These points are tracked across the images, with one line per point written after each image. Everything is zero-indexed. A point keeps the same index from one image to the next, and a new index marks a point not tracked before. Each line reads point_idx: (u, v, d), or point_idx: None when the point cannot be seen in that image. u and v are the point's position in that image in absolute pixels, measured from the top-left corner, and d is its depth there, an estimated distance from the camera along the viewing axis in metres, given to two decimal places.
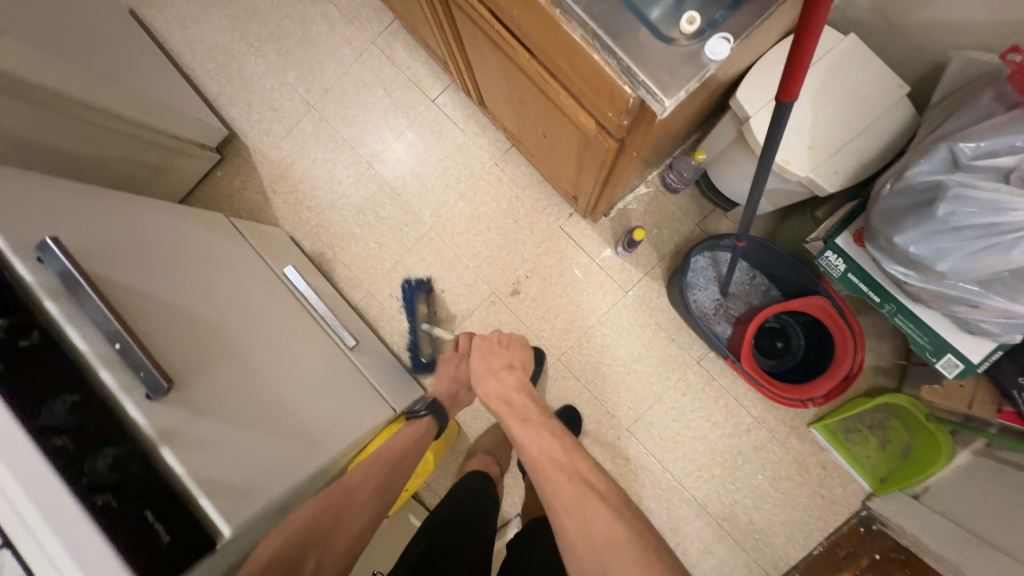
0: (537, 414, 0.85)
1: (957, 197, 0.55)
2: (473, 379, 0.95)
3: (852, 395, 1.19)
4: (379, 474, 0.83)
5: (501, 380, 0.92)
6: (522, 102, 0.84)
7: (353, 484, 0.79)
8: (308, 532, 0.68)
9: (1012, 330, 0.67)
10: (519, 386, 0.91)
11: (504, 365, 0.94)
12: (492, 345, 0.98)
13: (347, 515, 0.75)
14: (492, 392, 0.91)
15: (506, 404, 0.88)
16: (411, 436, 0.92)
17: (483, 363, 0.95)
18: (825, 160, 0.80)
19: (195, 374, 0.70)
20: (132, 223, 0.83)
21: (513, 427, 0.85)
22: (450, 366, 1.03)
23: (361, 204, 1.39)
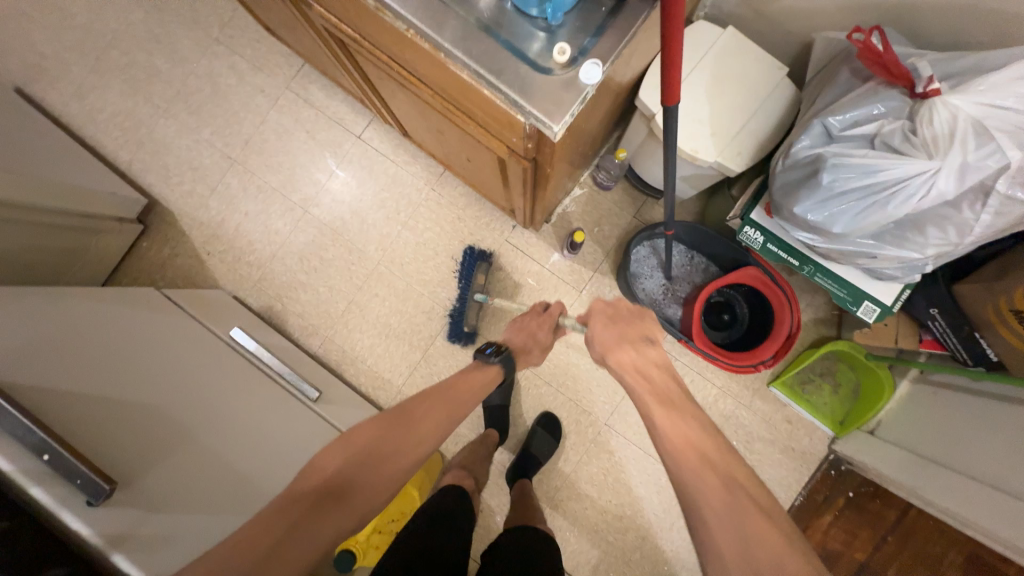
0: (687, 405, 0.66)
1: (836, 166, 0.61)
2: (598, 349, 0.77)
3: (800, 349, 1.27)
4: (445, 418, 0.73)
5: (640, 352, 0.73)
6: (440, 131, 0.85)
7: (418, 417, 0.71)
8: (362, 456, 0.64)
9: (911, 272, 0.75)
10: (663, 365, 0.72)
11: (646, 341, 0.75)
12: (624, 317, 0.79)
13: (408, 439, 0.68)
14: (626, 363, 0.72)
15: (646, 382, 0.69)
16: (480, 382, 0.82)
17: (616, 336, 0.76)
18: (728, 144, 0.86)
19: (141, 468, 0.67)
20: (47, 321, 0.77)
21: (654, 413, 0.65)
22: (536, 322, 0.92)
23: (303, 250, 1.36)
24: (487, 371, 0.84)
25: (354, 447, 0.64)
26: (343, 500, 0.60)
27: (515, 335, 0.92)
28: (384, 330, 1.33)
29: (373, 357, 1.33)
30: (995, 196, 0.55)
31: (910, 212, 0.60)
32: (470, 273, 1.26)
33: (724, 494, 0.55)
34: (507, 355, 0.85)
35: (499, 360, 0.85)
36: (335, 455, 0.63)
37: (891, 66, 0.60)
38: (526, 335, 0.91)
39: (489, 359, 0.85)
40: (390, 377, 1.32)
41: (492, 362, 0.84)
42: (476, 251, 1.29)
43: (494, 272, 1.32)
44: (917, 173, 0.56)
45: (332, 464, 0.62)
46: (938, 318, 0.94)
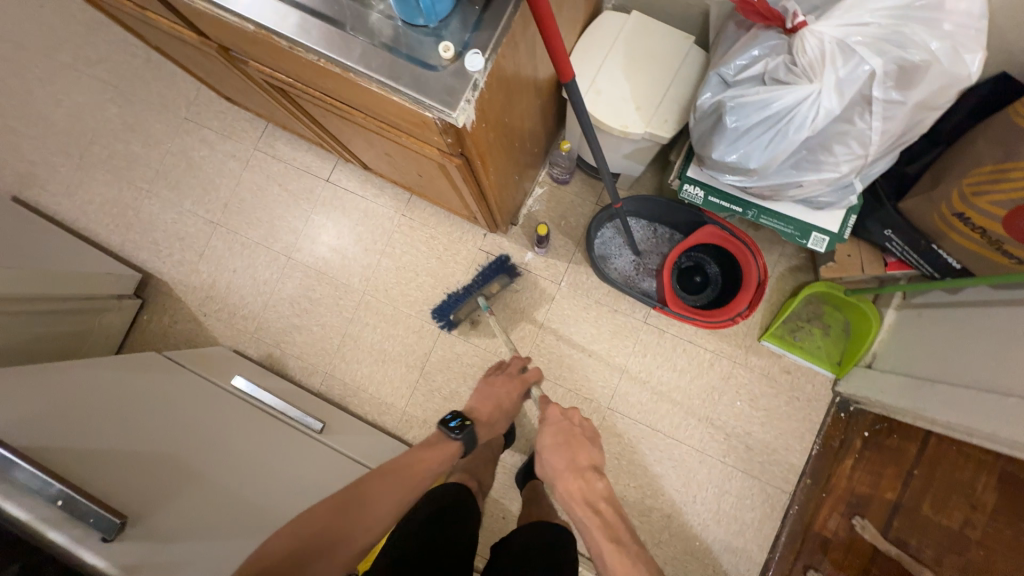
0: (627, 538, 0.75)
1: (735, 108, 0.67)
2: (550, 472, 0.82)
3: (782, 298, 1.28)
4: (395, 494, 0.76)
5: (587, 482, 0.80)
6: (388, 154, 0.92)
7: (372, 494, 0.74)
8: (306, 540, 0.67)
9: (846, 194, 0.78)
10: (608, 494, 0.80)
11: (591, 465, 0.82)
12: (574, 435, 0.85)
13: (360, 519, 0.71)
14: (575, 492, 0.79)
15: (595, 513, 0.77)
16: (437, 460, 0.82)
17: (566, 461, 0.82)
18: (653, 113, 0.92)
19: (153, 507, 0.71)
20: (55, 390, 0.83)
21: (602, 545, 0.74)
22: (506, 392, 0.97)
23: (292, 295, 1.42)
24: (447, 447, 0.85)
25: (300, 529, 0.68)
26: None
27: (483, 405, 0.95)
28: (380, 356, 1.38)
29: (373, 384, 1.37)
30: (876, 102, 0.61)
31: (811, 134, 0.65)
32: (487, 277, 1.32)
33: None
34: (471, 430, 0.86)
35: (461, 437, 0.85)
36: (282, 541, 0.66)
37: (763, 11, 0.64)
38: (495, 402, 0.96)
39: (452, 435, 0.85)
40: (392, 400, 1.35)
41: (453, 438, 0.85)
42: (507, 264, 1.36)
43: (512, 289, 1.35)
44: (804, 97, 0.62)
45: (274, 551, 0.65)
46: (894, 239, 0.96)
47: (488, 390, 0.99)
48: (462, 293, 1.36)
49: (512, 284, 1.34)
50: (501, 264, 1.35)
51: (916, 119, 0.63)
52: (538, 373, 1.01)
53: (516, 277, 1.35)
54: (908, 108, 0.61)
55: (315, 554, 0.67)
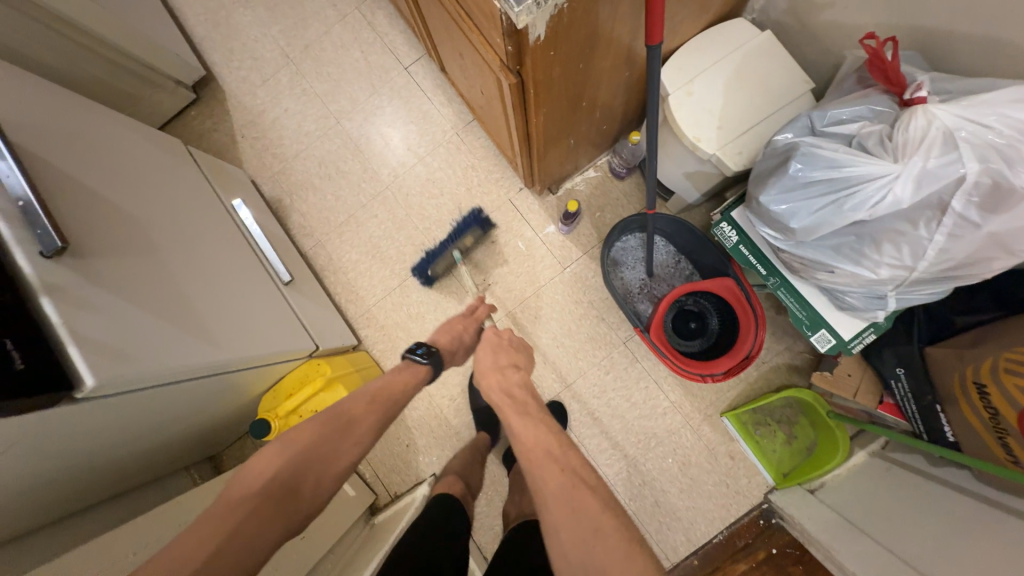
0: (538, 410, 0.76)
1: (806, 156, 0.63)
2: (477, 371, 0.86)
3: (764, 389, 1.22)
4: (375, 415, 0.80)
5: (504, 375, 0.83)
6: (459, 54, 0.90)
7: (355, 420, 0.78)
8: (294, 462, 0.71)
9: (876, 307, 0.72)
10: (526, 385, 0.82)
11: (511, 366, 0.85)
12: (503, 345, 0.90)
13: (346, 438, 0.76)
14: (493, 383, 0.82)
15: (508, 397, 0.79)
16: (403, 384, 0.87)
17: (491, 361, 0.86)
18: (732, 141, 0.86)
19: (101, 253, 0.72)
20: (81, 121, 0.87)
21: (512, 421, 0.74)
22: (461, 324, 1.02)
23: (323, 157, 1.44)
24: (416, 370, 0.90)
25: (290, 453, 0.72)
26: (292, 497, 0.70)
27: (441, 336, 0.98)
28: (373, 251, 1.39)
29: (354, 272, 1.38)
30: (950, 215, 0.57)
31: (866, 218, 0.61)
32: (462, 230, 1.29)
33: (562, 477, 0.64)
34: (436, 355, 0.91)
35: (428, 360, 0.91)
36: (274, 461, 0.71)
37: (890, 72, 0.60)
38: (454, 333, 1.00)
39: (418, 360, 0.91)
40: (364, 294, 1.37)
41: (420, 363, 0.90)
42: (483, 217, 1.32)
43: (487, 244, 1.34)
44: (880, 174, 0.58)
45: (266, 470, 0.70)
46: (902, 380, 0.91)
47: (446, 324, 1.02)
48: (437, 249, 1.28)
49: (487, 237, 1.33)
50: (476, 219, 1.31)
51: (982, 256, 0.58)
52: (485, 310, 1.08)
53: (491, 231, 1.33)
54: (981, 236, 0.56)
55: (304, 472, 0.71)
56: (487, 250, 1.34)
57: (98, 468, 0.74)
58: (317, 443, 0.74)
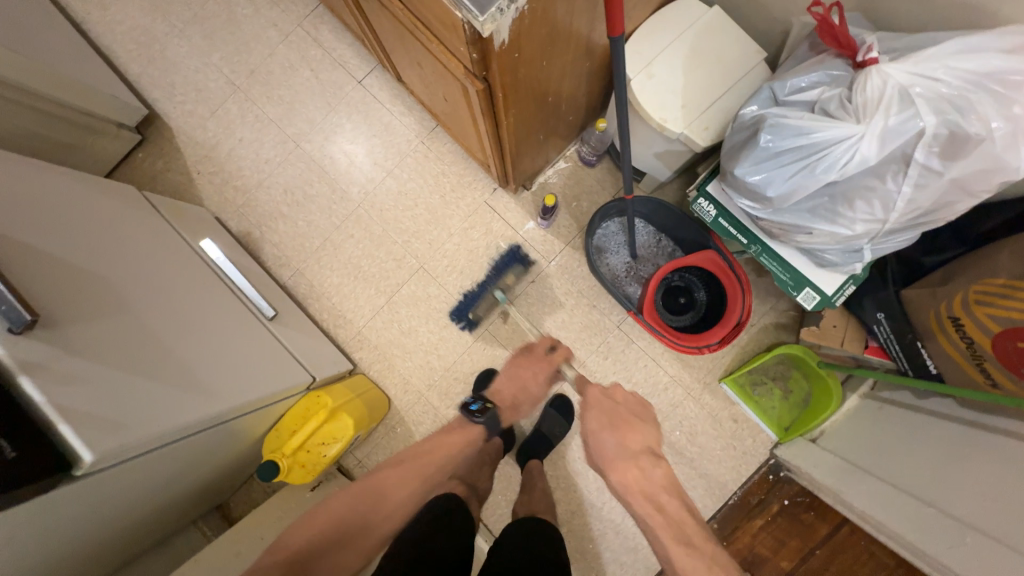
0: (694, 528, 0.76)
1: (774, 126, 0.65)
2: (605, 462, 0.84)
3: (755, 349, 1.27)
4: (418, 491, 0.91)
5: (642, 470, 0.81)
6: (418, 65, 0.89)
7: (389, 490, 0.89)
8: (330, 528, 0.79)
9: (854, 261, 0.75)
10: (667, 484, 0.81)
11: (646, 449, 0.83)
12: (620, 416, 0.88)
13: (379, 513, 0.85)
14: (633, 483, 0.80)
15: (657, 510, 0.78)
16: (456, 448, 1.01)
17: (617, 445, 0.84)
18: (697, 117, 0.88)
19: (74, 319, 0.68)
20: (26, 182, 0.82)
21: (668, 547, 0.74)
22: (529, 373, 1.07)
23: (288, 183, 1.39)
24: (468, 431, 1.02)
25: (321, 525, 0.79)
26: None
27: (507, 387, 1.08)
28: (354, 271, 1.36)
29: (338, 296, 1.35)
30: (914, 165, 0.60)
31: (837, 179, 0.64)
32: (501, 270, 1.32)
33: None
34: (489, 414, 1.01)
35: (484, 420, 1.02)
36: (310, 528, 0.78)
37: (840, 36, 0.62)
38: (518, 382, 1.08)
39: (474, 416, 1.01)
40: (351, 317, 1.35)
41: (475, 424, 1.02)
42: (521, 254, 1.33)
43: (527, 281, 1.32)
44: (845, 136, 0.60)
45: None
46: (883, 323, 0.95)
47: (515, 367, 1.09)
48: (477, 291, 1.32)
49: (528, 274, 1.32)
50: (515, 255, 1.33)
51: (946, 201, 0.62)
52: (564, 351, 1.05)
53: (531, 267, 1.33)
54: (944, 182, 0.60)
55: (342, 538, 0.78)
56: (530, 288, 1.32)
57: (104, 541, 0.71)
58: None
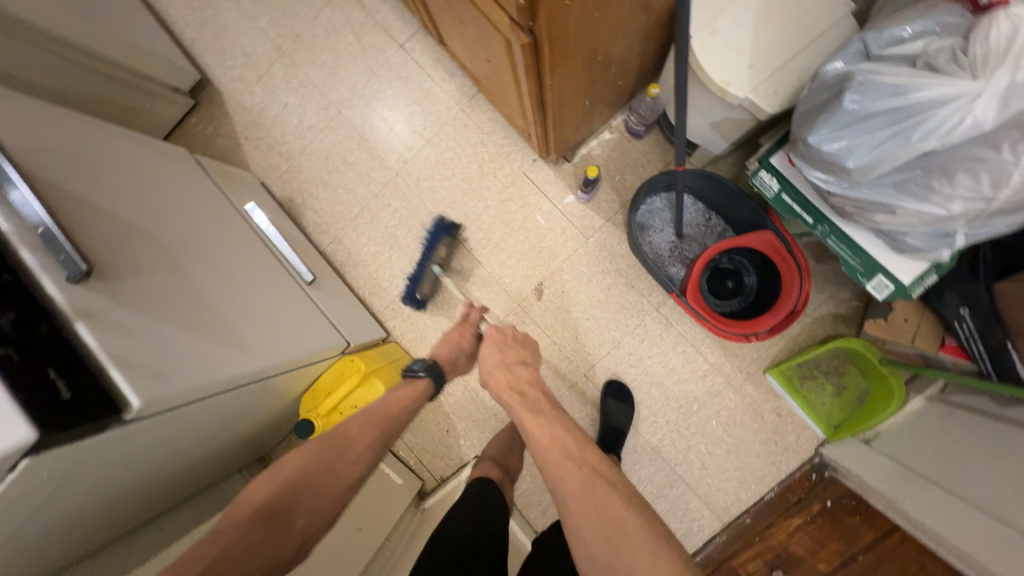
0: (551, 408, 0.77)
1: (863, 85, 0.57)
2: (481, 373, 0.86)
3: (807, 341, 1.18)
4: (372, 439, 0.79)
5: (513, 373, 0.83)
6: (460, 19, 0.83)
7: (354, 435, 0.78)
8: (296, 481, 0.70)
9: (942, 247, 0.66)
10: (534, 381, 0.83)
11: (518, 361, 0.86)
12: (508, 343, 0.90)
13: (346, 455, 0.75)
14: (503, 383, 0.82)
15: (518, 394, 0.79)
16: (410, 399, 0.89)
17: (497, 362, 0.85)
18: (766, 81, 0.78)
19: (125, 272, 0.70)
20: (88, 140, 0.86)
21: (523, 419, 0.75)
22: (459, 333, 1.02)
23: (329, 150, 1.40)
24: (418, 385, 0.92)
25: (285, 479, 0.71)
26: (283, 521, 0.67)
27: (442, 349, 0.99)
28: (390, 241, 1.36)
29: (375, 265, 1.37)
30: None
31: (936, 147, 0.56)
32: (431, 244, 1.25)
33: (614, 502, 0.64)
34: (433, 365, 0.94)
35: (425, 374, 0.94)
36: (272, 481, 0.70)
37: None
38: (454, 345, 1.00)
39: (416, 377, 0.93)
40: (387, 286, 1.36)
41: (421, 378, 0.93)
42: (448, 224, 1.27)
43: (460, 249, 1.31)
44: (954, 96, 0.53)
45: (262, 492, 0.69)
46: (967, 319, 0.84)
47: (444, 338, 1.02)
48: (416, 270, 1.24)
49: (456, 241, 1.30)
50: (440, 229, 1.26)
51: None
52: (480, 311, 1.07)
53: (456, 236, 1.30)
54: None
55: (300, 497, 0.69)
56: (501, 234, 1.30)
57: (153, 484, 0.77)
58: (315, 461, 0.73)
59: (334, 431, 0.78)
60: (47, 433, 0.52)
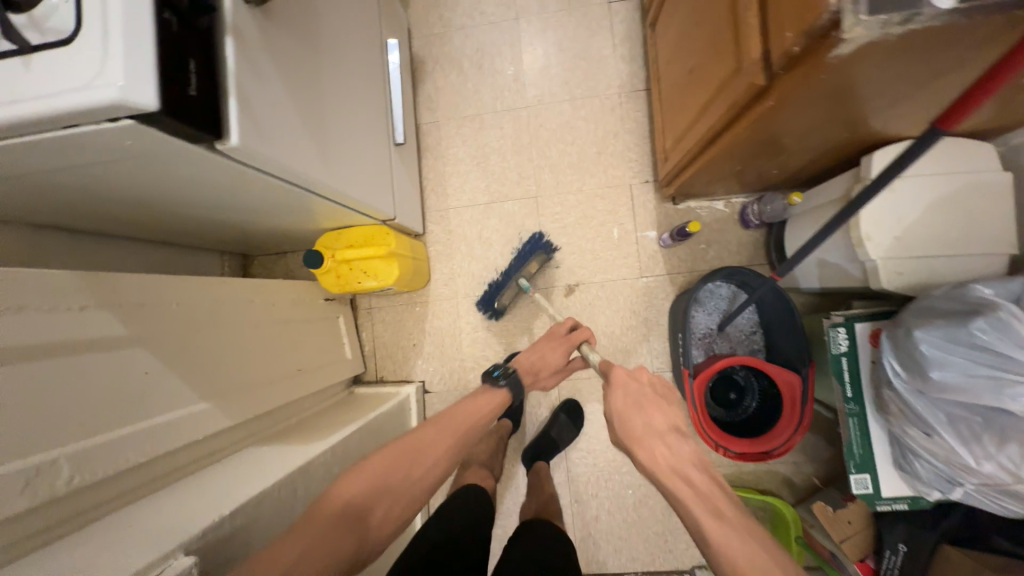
0: (730, 506, 0.63)
1: (999, 323, 0.57)
2: (622, 435, 0.75)
3: (746, 480, 1.23)
4: (450, 442, 0.79)
5: (666, 441, 0.71)
6: (699, 17, 0.81)
7: (426, 441, 0.76)
8: (380, 483, 0.68)
9: (939, 489, 0.70)
10: (697, 458, 0.69)
11: (671, 425, 0.73)
12: (648, 396, 0.77)
13: (415, 472, 0.72)
14: (660, 458, 0.69)
15: (672, 470, 0.68)
16: (484, 410, 0.88)
17: (649, 418, 0.74)
18: (899, 258, 0.80)
19: (281, 21, 0.67)
20: None
21: (698, 514, 0.62)
22: (557, 350, 0.99)
23: (484, 44, 1.36)
24: (495, 394, 0.91)
25: (368, 476, 0.68)
26: (360, 517, 0.64)
27: (530, 357, 0.99)
28: (479, 159, 1.35)
29: (453, 168, 1.36)
30: None
31: (1012, 410, 0.57)
32: (525, 257, 1.26)
33: None
34: (512, 375, 0.94)
35: (506, 384, 0.93)
36: (357, 480, 0.67)
37: None
38: (540, 360, 0.99)
39: (497, 386, 0.93)
40: (450, 193, 1.36)
41: (500, 387, 0.93)
42: (544, 242, 1.28)
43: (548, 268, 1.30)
44: None
45: (352, 487, 0.66)
46: (899, 554, 0.86)
47: (540, 351, 1.00)
48: (503, 279, 1.27)
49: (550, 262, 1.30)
50: (536, 243, 1.28)
51: None
52: (588, 332, 0.99)
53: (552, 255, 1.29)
54: None
55: (387, 494, 0.68)
56: (590, 242, 1.30)
57: (164, 201, 0.78)
58: (387, 467, 0.70)
59: (412, 437, 0.76)
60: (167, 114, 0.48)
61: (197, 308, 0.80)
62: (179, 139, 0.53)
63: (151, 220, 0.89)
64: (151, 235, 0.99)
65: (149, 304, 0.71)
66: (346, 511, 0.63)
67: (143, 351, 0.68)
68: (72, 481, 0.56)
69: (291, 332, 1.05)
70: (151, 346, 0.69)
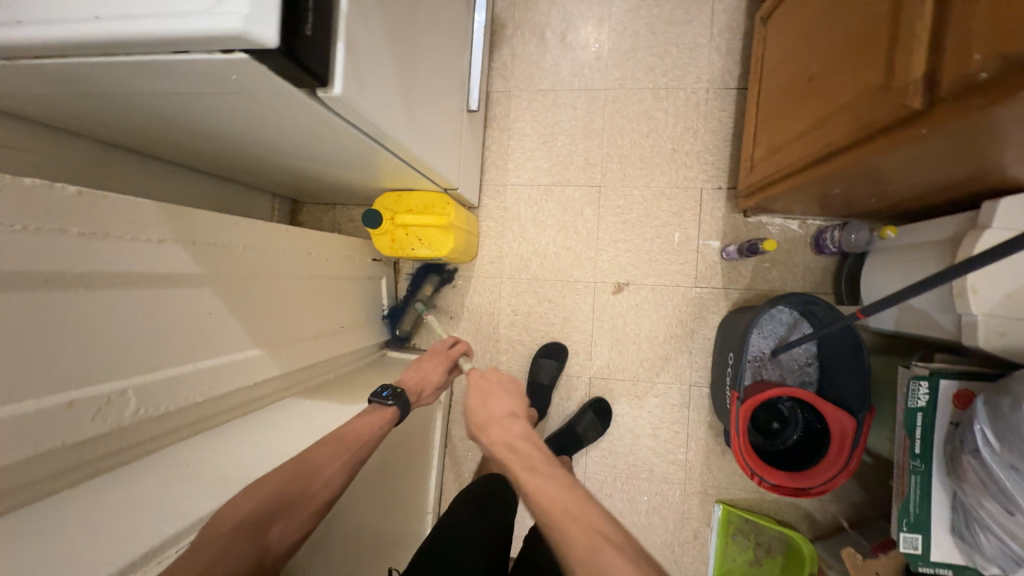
0: (551, 468, 0.68)
1: None
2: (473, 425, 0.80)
3: (767, 509, 1.21)
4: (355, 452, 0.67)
5: (505, 426, 0.77)
6: (836, 18, 0.73)
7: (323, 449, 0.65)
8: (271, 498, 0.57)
9: (1001, 565, 0.67)
10: (527, 433, 0.76)
11: (508, 412, 0.80)
12: (494, 390, 0.84)
13: (314, 482, 0.61)
14: (500, 437, 0.75)
15: (511, 450, 0.72)
16: (371, 427, 0.73)
17: (495, 410, 0.81)
18: (1005, 319, 0.73)
19: None
20: None
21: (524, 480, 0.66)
22: (433, 364, 0.93)
23: (571, 15, 1.28)
24: (382, 413, 0.76)
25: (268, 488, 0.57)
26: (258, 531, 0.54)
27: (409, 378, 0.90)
28: (546, 138, 1.29)
29: (518, 144, 1.30)
30: None
31: None
32: (419, 280, 1.31)
33: None
34: (402, 397, 0.79)
35: (394, 403, 0.78)
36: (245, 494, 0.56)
37: None
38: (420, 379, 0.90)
39: (382, 404, 0.78)
40: (510, 169, 1.31)
41: (385, 406, 0.78)
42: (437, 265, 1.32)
43: (449, 286, 1.33)
44: None
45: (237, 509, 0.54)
46: None
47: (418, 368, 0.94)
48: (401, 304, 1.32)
49: (448, 282, 1.32)
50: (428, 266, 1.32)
51: None
52: (467, 347, 1.00)
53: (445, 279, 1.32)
54: None
55: (284, 508, 0.57)
56: (647, 242, 1.24)
57: (241, 139, 0.76)
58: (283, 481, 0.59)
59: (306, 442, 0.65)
60: (281, 52, 0.44)
61: (261, 253, 0.79)
62: (285, 81, 0.50)
63: (220, 155, 0.87)
64: (216, 169, 0.98)
65: (219, 244, 0.69)
66: (244, 526, 0.53)
67: (209, 291, 0.67)
68: (138, 414, 0.57)
69: (339, 288, 1.04)
70: (216, 287, 0.69)
